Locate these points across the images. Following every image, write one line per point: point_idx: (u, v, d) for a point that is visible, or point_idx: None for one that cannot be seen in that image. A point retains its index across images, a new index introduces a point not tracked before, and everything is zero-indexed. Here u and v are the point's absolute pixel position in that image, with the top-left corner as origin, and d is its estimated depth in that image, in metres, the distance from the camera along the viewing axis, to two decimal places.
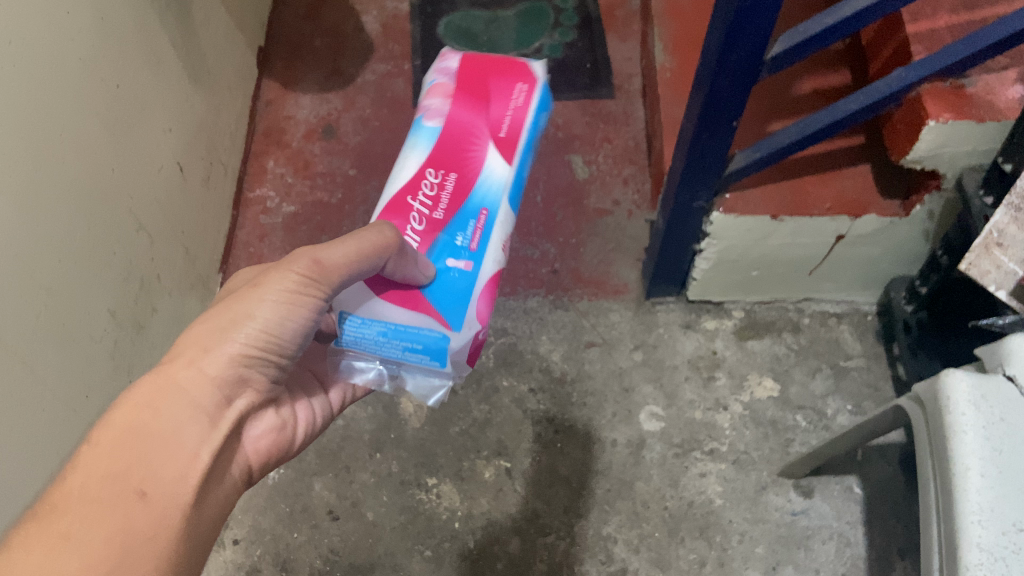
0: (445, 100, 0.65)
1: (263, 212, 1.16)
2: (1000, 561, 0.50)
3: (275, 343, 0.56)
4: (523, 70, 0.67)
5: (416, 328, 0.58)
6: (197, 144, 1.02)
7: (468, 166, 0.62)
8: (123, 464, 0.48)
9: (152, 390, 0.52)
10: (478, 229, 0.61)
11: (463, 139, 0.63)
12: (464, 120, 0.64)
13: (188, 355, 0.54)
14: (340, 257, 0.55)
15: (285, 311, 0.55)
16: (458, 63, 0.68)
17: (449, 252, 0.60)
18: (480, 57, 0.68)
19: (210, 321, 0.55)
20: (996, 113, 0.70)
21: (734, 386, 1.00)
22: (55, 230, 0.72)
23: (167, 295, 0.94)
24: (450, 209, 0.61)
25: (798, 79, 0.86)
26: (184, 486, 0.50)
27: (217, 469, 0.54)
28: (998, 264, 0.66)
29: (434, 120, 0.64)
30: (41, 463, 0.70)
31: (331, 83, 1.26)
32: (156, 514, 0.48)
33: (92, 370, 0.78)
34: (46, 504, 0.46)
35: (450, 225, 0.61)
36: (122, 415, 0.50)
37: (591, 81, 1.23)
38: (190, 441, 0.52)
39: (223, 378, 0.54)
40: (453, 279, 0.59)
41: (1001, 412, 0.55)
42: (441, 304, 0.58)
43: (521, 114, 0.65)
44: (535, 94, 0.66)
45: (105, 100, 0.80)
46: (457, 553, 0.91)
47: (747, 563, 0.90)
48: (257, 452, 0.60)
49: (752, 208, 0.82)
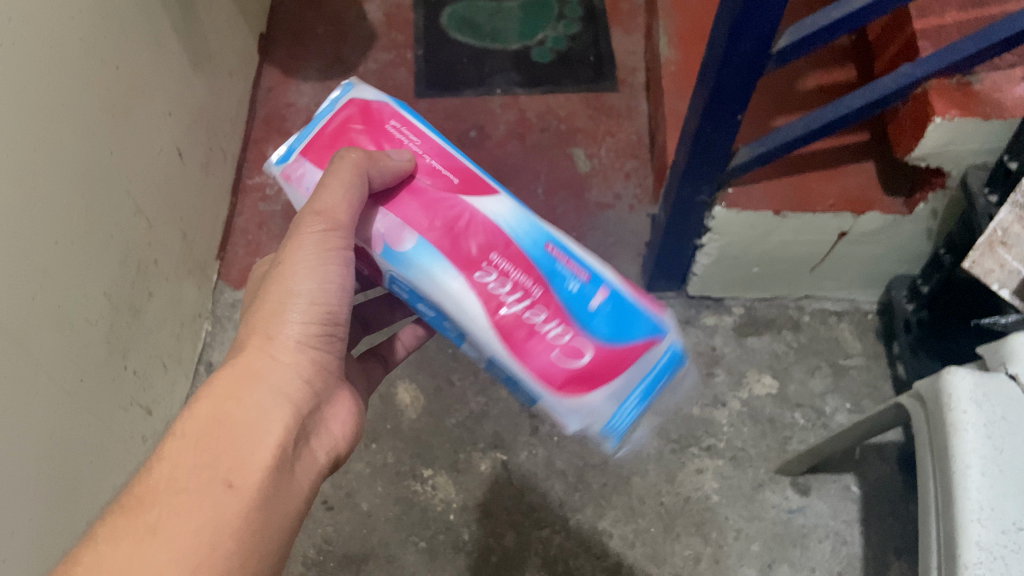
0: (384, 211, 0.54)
1: (262, 200, 1.15)
2: (999, 560, 0.50)
3: (330, 314, 0.54)
4: (346, 120, 0.57)
5: (650, 365, 0.52)
6: (197, 129, 1.01)
7: (498, 231, 0.53)
8: (211, 454, 0.46)
9: (229, 380, 0.50)
10: (568, 262, 0.53)
11: (454, 215, 0.53)
12: (420, 206, 0.53)
13: (256, 344, 0.52)
14: (332, 199, 0.51)
15: (322, 274, 0.53)
16: (319, 157, 0.55)
17: (577, 298, 0.52)
18: (325, 137, 0.56)
19: (264, 307, 0.53)
20: (1003, 111, 0.70)
21: (732, 383, 1.00)
22: (51, 212, 0.71)
23: (163, 280, 0.93)
24: (516, 265, 0.52)
25: (803, 75, 0.85)
26: (271, 473, 0.47)
27: (300, 454, 0.50)
28: (1001, 264, 0.66)
29: (405, 239, 0.52)
30: (35, 444, 0.69)
31: (332, 71, 1.25)
32: (246, 506, 0.45)
33: (87, 353, 0.78)
34: (134, 497, 0.44)
35: (549, 279, 0.52)
36: (206, 406, 0.48)
37: (595, 74, 1.22)
38: (277, 425, 0.49)
39: (298, 362, 0.52)
40: (601, 322, 0.52)
41: (1002, 411, 0.55)
42: (618, 339, 0.52)
43: (432, 143, 0.57)
44: (402, 118, 0.58)
45: (106, 82, 0.79)
46: (451, 545, 0.91)
47: (742, 560, 0.89)
48: (346, 436, 0.56)
49: (755, 204, 0.82)
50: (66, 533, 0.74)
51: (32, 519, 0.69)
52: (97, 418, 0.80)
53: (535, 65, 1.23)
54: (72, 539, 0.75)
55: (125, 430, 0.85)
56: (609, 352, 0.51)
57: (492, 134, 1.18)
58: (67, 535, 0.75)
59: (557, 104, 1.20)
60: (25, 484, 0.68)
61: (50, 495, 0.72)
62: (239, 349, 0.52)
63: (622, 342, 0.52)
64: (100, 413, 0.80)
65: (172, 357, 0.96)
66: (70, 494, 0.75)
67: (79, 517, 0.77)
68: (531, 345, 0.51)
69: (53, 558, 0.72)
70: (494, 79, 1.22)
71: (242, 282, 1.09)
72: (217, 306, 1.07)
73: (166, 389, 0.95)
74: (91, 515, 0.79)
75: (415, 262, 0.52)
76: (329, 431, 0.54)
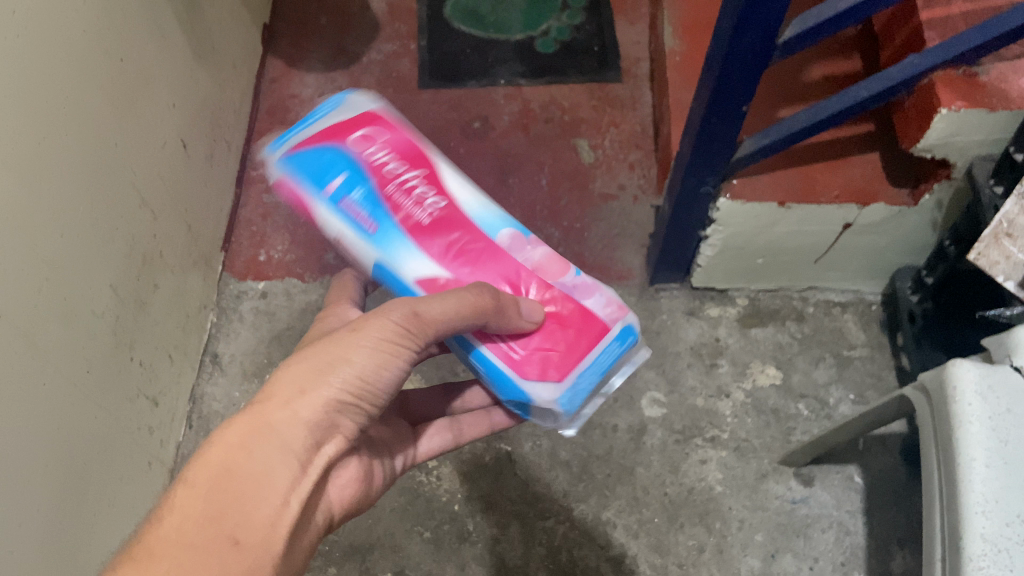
0: (530, 262, 0.58)
1: (266, 191, 1.15)
2: (1003, 552, 0.50)
3: (369, 392, 0.53)
4: (546, 364, 0.55)
5: (304, 130, 0.59)
6: (202, 120, 1.01)
7: (422, 235, 0.56)
8: (220, 507, 0.45)
9: (246, 428, 0.48)
10: (359, 215, 0.56)
11: (460, 257, 0.56)
12: (491, 265, 0.57)
13: (281, 396, 0.50)
14: (438, 311, 0.52)
15: (382, 360, 0.52)
16: (589, 313, 0.56)
17: (349, 182, 0.57)
18: (589, 324, 0.56)
19: (306, 362, 0.52)
20: (1008, 102, 0.69)
21: (736, 374, 1.00)
22: (57, 204, 0.71)
23: (169, 272, 0.94)
24: (394, 206, 0.56)
25: (809, 65, 0.85)
26: (274, 536, 0.46)
27: (304, 514, 0.50)
28: (1006, 255, 0.66)
29: (506, 236, 0.58)
30: (42, 436, 0.70)
31: (336, 62, 1.25)
32: (250, 566, 0.45)
33: (94, 345, 0.78)
34: (142, 549, 0.43)
35: (374, 190, 0.56)
36: (218, 454, 0.47)
37: (599, 64, 1.22)
38: (284, 485, 0.48)
39: (317, 424, 0.50)
40: (333, 169, 0.57)
41: (1007, 403, 0.55)
42: (325, 148, 0.58)
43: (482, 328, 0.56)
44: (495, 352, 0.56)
45: (110, 74, 0.79)
46: (456, 535, 0.92)
47: (746, 550, 0.90)
48: (341, 502, 0.55)
49: (760, 195, 0.82)
50: (74, 524, 0.75)
51: (39, 510, 0.69)
52: (104, 409, 0.80)
53: (539, 55, 1.23)
54: (79, 528, 0.76)
55: (131, 421, 0.86)
56: (318, 137, 0.58)
57: (496, 125, 1.18)
58: (74, 525, 0.75)
59: (562, 95, 1.20)
60: (31, 476, 0.68)
61: (57, 487, 0.72)
62: (262, 394, 0.51)
63: (325, 147, 0.58)
64: (106, 405, 0.81)
65: (178, 349, 0.96)
66: (77, 486, 0.75)
67: (86, 507, 0.77)
68: (413, 154, 0.59)
69: (60, 547, 0.73)
70: (498, 69, 1.22)
71: (247, 274, 1.09)
72: (222, 297, 1.07)
73: (172, 380, 0.95)
74: (98, 505, 0.79)
75: (506, 222, 0.59)
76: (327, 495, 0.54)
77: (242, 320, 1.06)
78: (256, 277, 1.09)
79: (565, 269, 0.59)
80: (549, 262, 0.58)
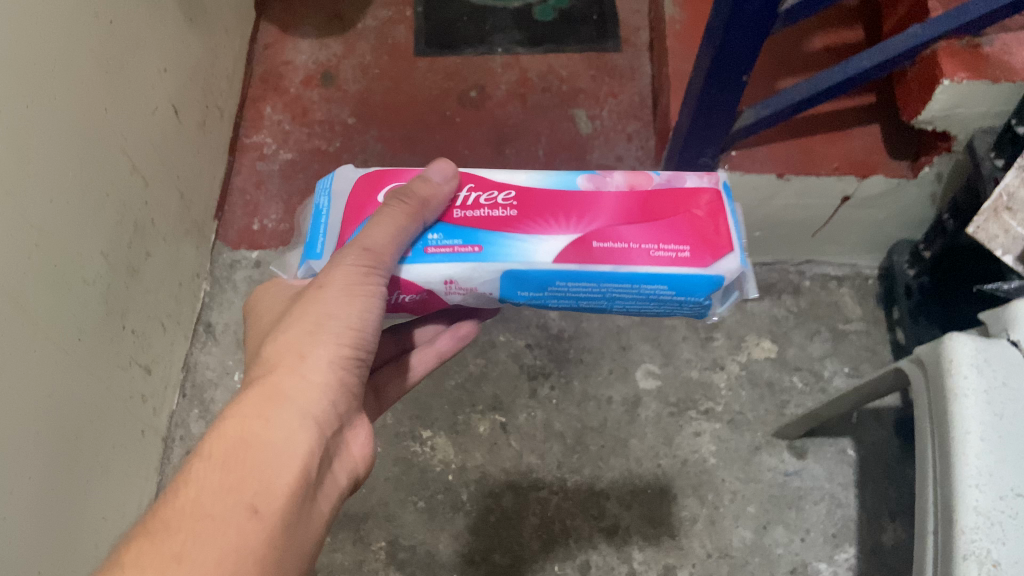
0: (622, 184, 0.55)
1: (259, 159, 1.14)
2: (997, 526, 0.50)
3: (363, 339, 0.52)
4: (715, 249, 0.52)
5: (326, 232, 0.55)
6: (194, 86, 1.00)
7: (530, 223, 0.53)
8: (237, 477, 0.45)
9: (257, 399, 0.48)
10: (457, 251, 0.52)
11: (568, 216, 0.53)
12: (595, 205, 0.53)
13: (286, 364, 0.50)
14: (383, 234, 0.51)
15: (363, 304, 0.51)
16: (699, 190, 0.55)
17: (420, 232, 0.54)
18: (705, 201, 0.54)
19: (295, 324, 0.51)
20: (1012, 74, 0.69)
21: (731, 347, 1.00)
22: (47, 170, 0.70)
23: (161, 240, 0.93)
24: (471, 221, 0.53)
25: (810, 35, 0.84)
26: (294, 502, 0.46)
27: (321, 478, 0.50)
28: (1006, 229, 0.65)
29: (586, 181, 0.55)
30: (32, 402, 0.69)
31: (330, 28, 1.23)
32: (269, 534, 0.44)
33: (86, 313, 0.77)
34: (158, 522, 0.43)
35: (451, 224, 0.53)
36: (233, 427, 0.47)
37: (598, 33, 1.20)
38: (302, 451, 0.47)
39: (327, 384, 0.50)
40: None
41: (1003, 377, 0.55)
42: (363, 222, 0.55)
43: (637, 256, 0.51)
44: (674, 265, 0.51)
45: (99, 37, 0.78)
46: (450, 505, 0.92)
47: (738, 522, 0.90)
48: (364, 459, 0.55)
49: (759, 166, 0.81)
50: (66, 491, 0.75)
51: (30, 477, 0.69)
52: (97, 377, 0.80)
53: (537, 23, 1.21)
54: (72, 494, 0.76)
55: (124, 389, 0.86)
56: (345, 223, 0.55)
57: (492, 94, 1.17)
58: (67, 493, 0.75)
59: (560, 64, 1.18)
60: (22, 442, 0.68)
61: (48, 454, 0.72)
62: (266, 365, 0.50)
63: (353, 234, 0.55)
64: (98, 373, 0.80)
65: (171, 318, 0.96)
66: (69, 453, 0.75)
67: (80, 474, 0.77)
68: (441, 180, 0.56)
69: (51, 513, 0.72)
70: (495, 37, 1.20)
71: (241, 243, 1.08)
72: (215, 266, 1.06)
73: (166, 349, 0.95)
74: (91, 473, 0.79)
75: (574, 173, 0.56)
76: (347, 454, 0.53)
77: (235, 289, 1.05)
78: (249, 246, 1.08)
79: (648, 173, 0.55)
80: (632, 176, 0.55)
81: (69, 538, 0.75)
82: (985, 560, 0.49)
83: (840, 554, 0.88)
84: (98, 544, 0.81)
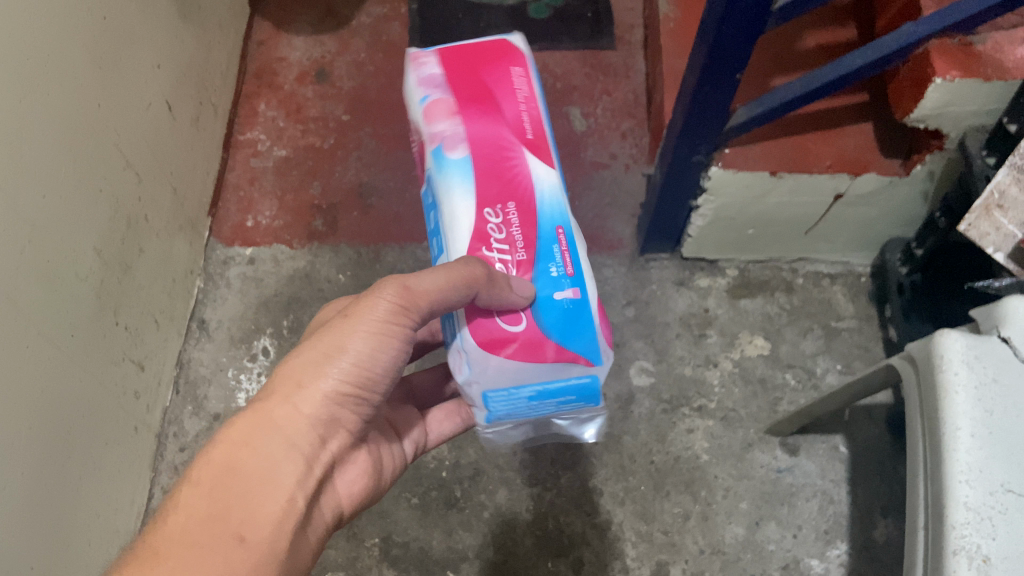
0: (455, 119, 0.61)
1: (253, 155, 1.14)
2: (986, 521, 0.51)
3: (369, 379, 0.53)
4: (522, 73, 0.65)
5: (562, 376, 0.56)
6: (188, 81, 1.00)
7: (522, 187, 0.59)
8: (223, 505, 0.47)
9: (249, 426, 0.50)
10: (565, 251, 0.58)
11: (511, 155, 0.60)
12: (490, 134, 0.60)
13: (282, 391, 0.52)
14: (425, 284, 0.52)
15: (375, 343, 0.53)
16: (451, 60, 0.65)
17: (550, 285, 0.56)
18: (475, 60, 0.65)
19: (308, 352, 0.53)
20: (1003, 72, 0.69)
21: (725, 344, 1.00)
22: (40, 165, 0.70)
23: (154, 236, 0.92)
24: (529, 244, 0.57)
25: (804, 34, 0.84)
26: (279, 532, 0.48)
27: (308, 510, 0.52)
28: (997, 226, 0.66)
29: (460, 148, 0.59)
30: (25, 398, 0.69)
31: (325, 25, 1.23)
32: (253, 564, 0.47)
33: (79, 309, 0.77)
34: (148, 547, 0.46)
35: (539, 259, 0.57)
36: (221, 453, 0.49)
37: (592, 31, 1.20)
38: (289, 482, 0.50)
39: (322, 419, 0.52)
40: (563, 329, 0.55)
41: (993, 373, 0.55)
42: (558, 336, 0.55)
43: (531, 105, 0.64)
44: (530, 71, 0.66)
45: (93, 32, 0.77)
46: (443, 501, 0.92)
47: (730, 518, 0.91)
48: (351, 495, 0.57)
49: (751, 164, 0.81)
50: (58, 488, 0.75)
51: (23, 472, 0.69)
52: (90, 373, 0.80)
53: (531, 21, 1.21)
54: (65, 491, 0.76)
55: (117, 385, 0.85)
56: (558, 359, 0.55)
57: None
58: (59, 491, 0.75)
59: (554, 62, 1.19)
60: (15, 438, 0.68)
61: (41, 450, 0.72)
62: (266, 390, 0.52)
63: (569, 349, 0.55)
64: (92, 368, 0.80)
65: (164, 314, 0.96)
66: (62, 450, 0.75)
67: (72, 471, 0.77)
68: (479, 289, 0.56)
69: (43, 511, 0.72)
70: (490, 34, 1.20)
71: (234, 239, 1.08)
72: (209, 262, 1.06)
73: (159, 345, 0.95)
74: (84, 469, 0.79)
75: (446, 161, 0.59)
76: (332, 488, 0.55)
77: (229, 286, 1.05)
78: (243, 243, 1.08)
79: (436, 100, 0.62)
80: (440, 111, 0.61)
81: (61, 536, 0.75)
82: (975, 555, 0.49)
83: (832, 550, 0.89)
84: (91, 540, 0.80)
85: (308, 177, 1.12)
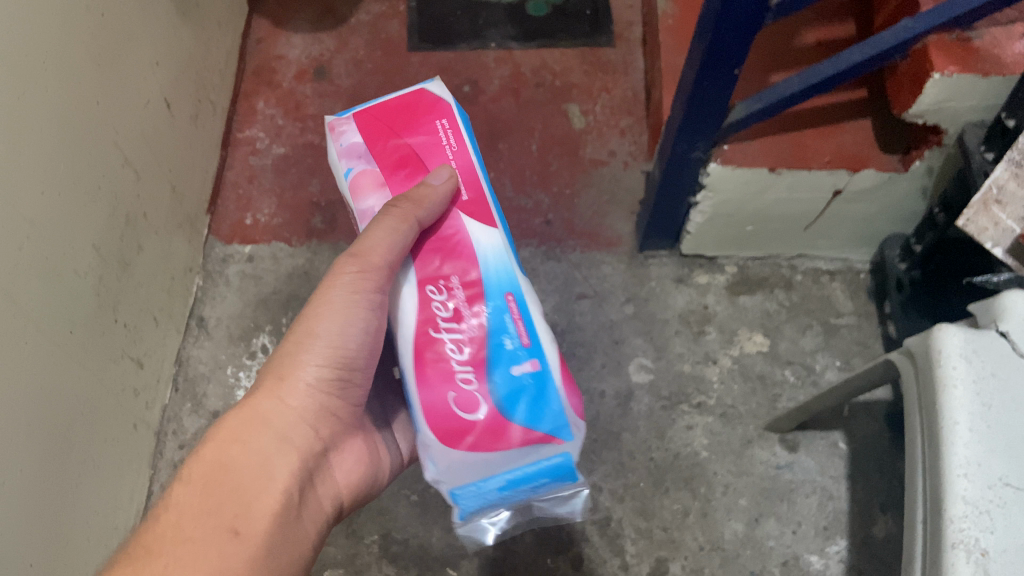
0: (383, 194, 0.56)
1: (252, 153, 1.14)
2: (985, 515, 0.50)
3: (347, 358, 0.56)
4: (430, 122, 0.58)
5: (536, 456, 0.51)
6: (186, 79, 1.00)
7: (464, 256, 0.53)
8: (217, 500, 0.49)
9: (238, 423, 0.53)
10: (519, 320, 0.52)
11: (454, 228, 0.54)
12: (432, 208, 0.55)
13: (267, 388, 0.55)
14: (376, 240, 0.52)
15: (345, 319, 0.55)
16: (380, 115, 0.58)
17: (506, 360, 0.50)
18: (414, 118, 0.58)
19: (282, 351, 0.56)
20: (1002, 67, 0.69)
21: (724, 341, 1.00)
22: (38, 161, 0.70)
23: (153, 233, 0.93)
24: (478, 315, 0.52)
25: (802, 30, 0.84)
26: (272, 520, 0.50)
27: (304, 500, 0.54)
28: (995, 222, 0.66)
29: None
30: (24, 396, 0.69)
31: (323, 23, 1.23)
32: (250, 553, 0.48)
33: (78, 306, 0.77)
34: (142, 547, 0.47)
35: (491, 334, 0.51)
36: (212, 451, 0.51)
37: (591, 28, 1.20)
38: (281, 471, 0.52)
39: (305, 407, 0.55)
40: (526, 406, 0.50)
41: (991, 367, 0.55)
42: (523, 414, 0.50)
43: (467, 159, 0.57)
44: (459, 124, 0.58)
45: (91, 29, 0.77)
46: (442, 498, 0.92)
47: (730, 514, 0.91)
48: (347, 483, 0.59)
49: (750, 161, 0.81)
50: (58, 484, 0.75)
51: (22, 469, 0.69)
52: (89, 370, 0.80)
53: (530, 19, 1.21)
54: (64, 488, 0.76)
55: (116, 382, 0.85)
56: (526, 441, 0.50)
57: (486, 89, 1.17)
58: (58, 487, 0.75)
59: (553, 59, 1.19)
60: (14, 434, 0.68)
61: (41, 448, 0.72)
62: (252, 390, 0.55)
63: (536, 430, 0.50)
64: (91, 366, 0.80)
65: (163, 312, 0.96)
66: (61, 447, 0.75)
67: (71, 469, 0.77)
68: (432, 377, 0.51)
69: (42, 509, 0.72)
70: (488, 32, 1.20)
71: (233, 237, 1.08)
72: (208, 260, 1.06)
73: (158, 343, 0.95)
74: (84, 466, 0.79)
75: None
76: (331, 479, 0.57)
77: (228, 283, 1.05)
78: (242, 241, 1.08)
79: (370, 173, 0.57)
80: (370, 184, 0.56)
81: (60, 533, 0.75)
82: (974, 548, 0.49)
83: (831, 547, 0.88)
84: (90, 538, 0.80)
85: (307, 174, 1.12)
